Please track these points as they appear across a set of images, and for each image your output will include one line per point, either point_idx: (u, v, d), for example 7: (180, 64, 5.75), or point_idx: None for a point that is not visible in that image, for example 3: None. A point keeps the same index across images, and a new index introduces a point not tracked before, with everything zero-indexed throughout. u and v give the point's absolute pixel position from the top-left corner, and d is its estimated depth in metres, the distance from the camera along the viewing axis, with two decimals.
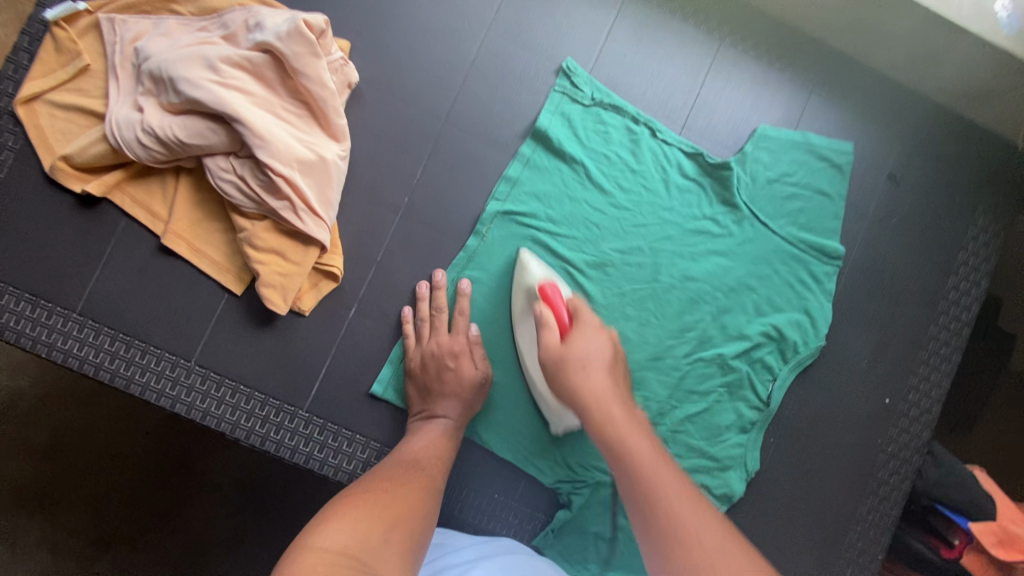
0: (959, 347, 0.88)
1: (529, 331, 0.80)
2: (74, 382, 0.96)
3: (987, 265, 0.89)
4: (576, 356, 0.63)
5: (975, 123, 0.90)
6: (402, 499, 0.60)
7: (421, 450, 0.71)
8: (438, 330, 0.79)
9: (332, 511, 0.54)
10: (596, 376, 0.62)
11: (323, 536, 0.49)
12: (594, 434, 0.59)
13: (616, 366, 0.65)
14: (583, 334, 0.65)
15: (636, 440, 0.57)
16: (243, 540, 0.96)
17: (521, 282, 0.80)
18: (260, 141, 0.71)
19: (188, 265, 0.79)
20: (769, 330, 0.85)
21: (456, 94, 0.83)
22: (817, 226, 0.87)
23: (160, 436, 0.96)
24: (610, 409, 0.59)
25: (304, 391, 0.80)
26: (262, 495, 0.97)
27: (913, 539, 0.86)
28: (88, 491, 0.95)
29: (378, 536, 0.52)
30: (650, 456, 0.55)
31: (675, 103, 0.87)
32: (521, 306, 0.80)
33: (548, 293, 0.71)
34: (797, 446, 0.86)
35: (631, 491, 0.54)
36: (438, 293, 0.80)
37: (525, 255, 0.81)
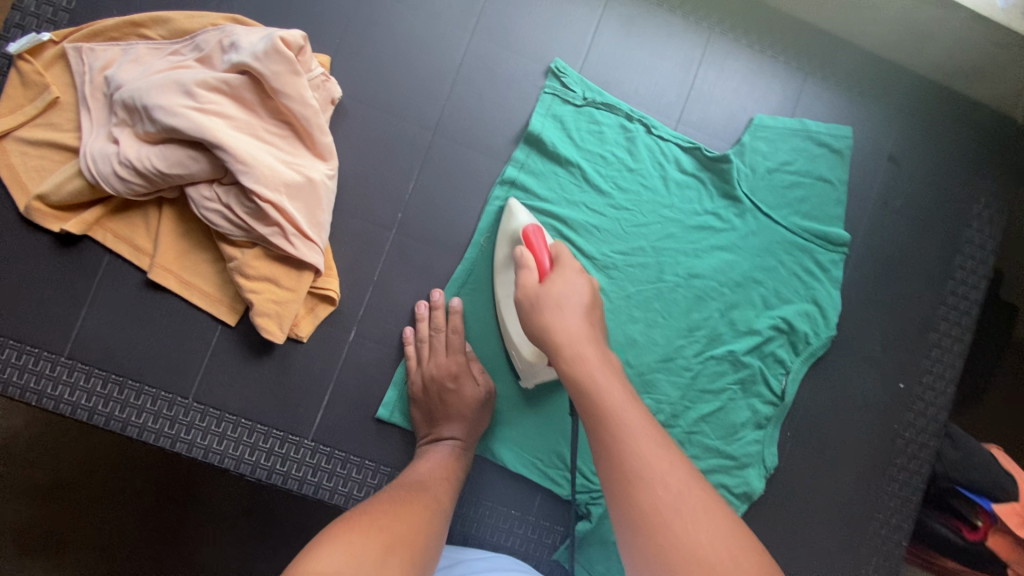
0: (970, 326, 0.87)
1: (510, 281, 0.77)
2: (71, 426, 0.93)
3: (993, 241, 0.88)
4: (552, 297, 0.63)
5: (974, 99, 0.88)
6: (404, 523, 0.58)
7: (427, 472, 0.69)
8: (436, 353, 0.76)
9: (332, 533, 0.53)
10: (571, 317, 0.61)
11: (321, 560, 0.49)
12: (562, 369, 0.59)
13: (595, 309, 0.64)
14: (562, 276, 0.65)
15: (610, 383, 0.56)
16: (254, 567, 0.94)
17: (506, 229, 0.77)
18: (243, 167, 0.68)
19: (178, 299, 0.76)
20: (779, 323, 0.83)
21: (443, 103, 0.80)
22: (820, 213, 0.85)
23: (163, 476, 0.94)
24: (580, 347, 0.59)
25: (308, 421, 0.77)
26: (273, 527, 0.94)
27: (934, 522, 0.85)
28: (92, 538, 0.92)
29: (377, 560, 0.51)
30: (621, 402, 0.55)
31: (669, 97, 0.85)
32: (502, 254, 0.77)
33: (530, 237, 0.71)
34: (814, 438, 0.84)
35: (599, 435, 0.53)
36: (437, 312, 0.78)
37: (514, 204, 0.78)
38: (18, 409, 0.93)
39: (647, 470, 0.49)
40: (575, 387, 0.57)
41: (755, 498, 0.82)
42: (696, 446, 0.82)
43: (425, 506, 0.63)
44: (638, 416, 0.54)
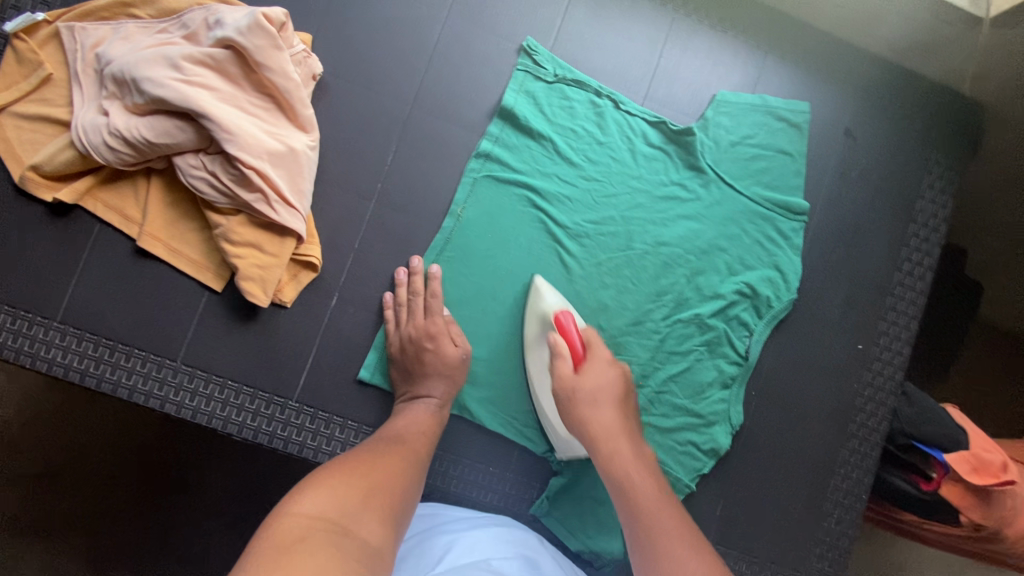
0: (924, 291, 0.92)
1: (543, 359, 0.82)
2: (62, 405, 0.96)
3: (945, 210, 0.93)
4: (587, 392, 0.74)
5: (922, 75, 0.94)
6: (383, 469, 0.62)
7: (405, 426, 0.72)
8: (414, 316, 0.80)
9: (315, 479, 0.57)
10: (604, 412, 0.74)
11: (303, 503, 0.53)
12: (601, 463, 0.72)
13: (623, 397, 0.77)
14: (594, 368, 0.76)
15: (644, 481, 0.69)
16: (244, 536, 0.97)
17: (536, 308, 0.82)
18: (228, 135, 0.71)
19: (167, 267, 0.79)
20: (742, 288, 0.88)
21: (420, 80, 0.84)
22: (781, 184, 0.90)
23: (152, 453, 0.97)
24: (616, 443, 0.72)
25: (292, 382, 0.81)
26: (261, 502, 0.98)
27: (893, 476, 0.90)
28: (84, 515, 0.95)
29: (356, 503, 0.55)
30: (656, 503, 0.67)
31: (636, 74, 0.89)
32: (534, 333, 0.82)
33: (562, 321, 0.78)
34: (777, 397, 0.89)
35: (631, 517, 0.67)
36: (415, 278, 0.81)
37: (539, 281, 0.83)
38: (11, 390, 0.96)
39: (663, 533, 0.64)
40: (615, 482, 0.70)
41: (722, 453, 0.86)
42: (665, 405, 0.86)
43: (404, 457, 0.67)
44: (671, 514, 0.67)
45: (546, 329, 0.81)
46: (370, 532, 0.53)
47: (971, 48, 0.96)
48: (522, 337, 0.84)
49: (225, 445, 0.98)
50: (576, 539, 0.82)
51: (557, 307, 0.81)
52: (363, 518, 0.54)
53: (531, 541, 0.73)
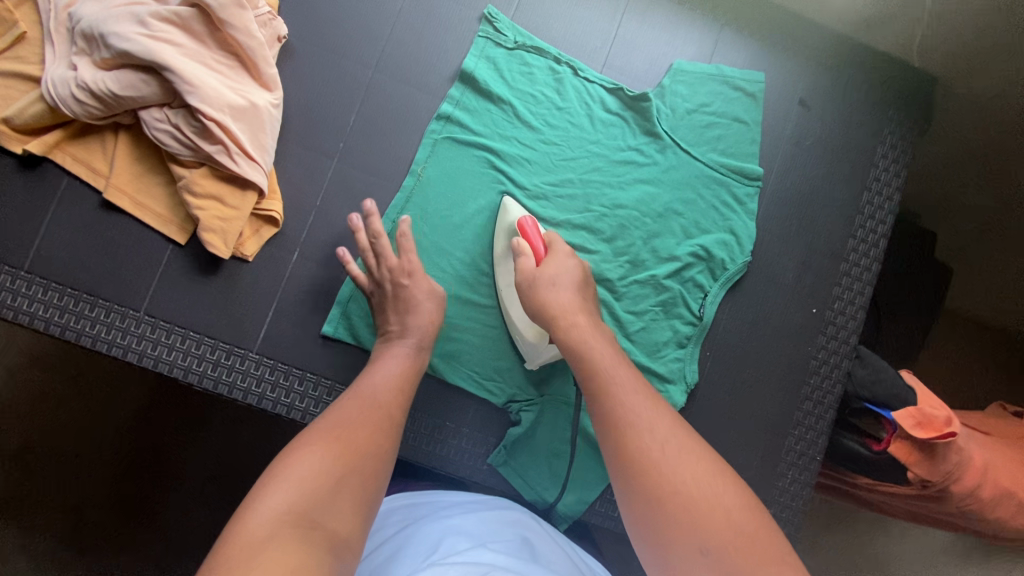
0: (878, 256, 0.94)
1: (510, 270, 0.83)
2: (48, 386, 1.04)
3: (898, 179, 0.95)
4: (547, 277, 0.74)
5: (873, 47, 0.97)
6: (357, 441, 0.60)
7: (380, 385, 0.69)
8: (384, 257, 0.79)
9: (283, 466, 0.55)
10: (564, 293, 0.73)
11: (271, 498, 0.51)
12: (562, 341, 0.70)
13: (584, 287, 0.76)
14: (555, 260, 0.77)
15: (607, 354, 0.68)
16: (216, 517, 1.03)
17: (502, 224, 0.84)
18: (190, 88, 0.74)
19: (132, 220, 0.81)
20: (697, 251, 0.90)
21: (384, 44, 0.87)
22: (736, 150, 0.92)
23: (132, 435, 1.04)
24: (576, 318, 0.71)
25: (253, 334, 0.83)
26: (236, 484, 1.04)
27: (846, 439, 0.91)
28: (66, 492, 1.01)
29: (327, 490, 0.53)
30: (614, 367, 0.66)
31: (595, 43, 0.92)
32: (501, 246, 0.84)
33: (525, 227, 0.80)
34: (731, 358, 0.90)
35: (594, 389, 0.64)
36: (372, 219, 0.79)
37: (508, 202, 0.85)
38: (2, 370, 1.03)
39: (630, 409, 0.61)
40: (574, 353, 0.69)
41: (677, 411, 0.87)
42: None
43: (377, 419, 0.64)
44: (629, 378, 0.64)
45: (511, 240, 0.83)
46: (342, 524, 0.52)
47: (918, 22, 1.00)
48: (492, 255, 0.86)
49: (207, 430, 1.05)
50: (534, 492, 0.83)
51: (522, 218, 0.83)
52: (335, 509, 0.52)
53: (527, 520, 0.71)
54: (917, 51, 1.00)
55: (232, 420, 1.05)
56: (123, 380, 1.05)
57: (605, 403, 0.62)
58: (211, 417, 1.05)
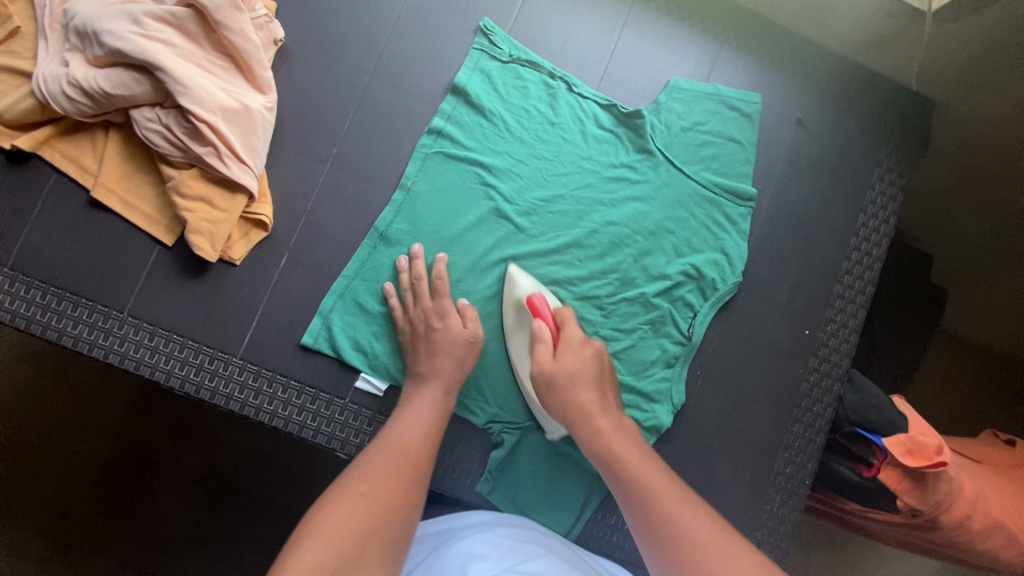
0: (872, 280, 0.93)
1: (523, 340, 0.83)
2: (35, 381, 1.02)
3: (894, 203, 0.95)
4: (567, 373, 0.74)
5: (873, 70, 0.97)
6: (387, 495, 0.62)
7: (410, 429, 0.71)
8: (420, 298, 0.81)
9: (311, 526, 0.56)
10: (583, 390, 0.73)
11: (300, 560, 0.52)
12: (587, 445, 0.71)
13: (601, 376, 0.76)
14: (569, 347, 0.76)
15: (628, 451, 0.68)
16: (202, 521, 1.02)
17: (510, 295, 0.84)
18: (182, 88, 0.73)
19: (120, 219, 0.80)
20: (687, 269, 0.89)
21: (380, 51, 0.87)
22: (730, 170, 0.92)
23: (119, 434, 1.02)
24: (598, 421, 0.71)
25: (237, 339, 0.81)
26: (222, 487, 1.03)
27: (837, 464, 0.90)
28: (50, 489, 1.00)
29: (353, 550, 0.54)
30: (642, 468, 0.66)
31: (592, 58, 0.92)
32: (512, 319, 0.83)
33: (535, 302, 0.79)
34: (721, 379, 0.90)
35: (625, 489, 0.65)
36: (416, 263, 0.83)
37: (513, 269, 0.85)
38: None
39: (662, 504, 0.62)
40: (601, 458, 0.69)
41: (663, 431, 0.86)
42: None
43: (404, 470, 0.66)
44: (661, 480, 0.65)
45: (521, 312, 0.83)
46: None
47: (917, 44, 1.00)
48: (501, 324, 0.85)
49: (195, 431, 1.03)
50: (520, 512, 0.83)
51: (529, 290, 0.83)
52: (360, 569, 0.53)
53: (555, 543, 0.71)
54: (915, 75, 0.99)
55: (224, 423, 1.04)
56: (114, 378, 1.03)
57: (641, 507, 0.62)
58: (200, 419, 1.04)
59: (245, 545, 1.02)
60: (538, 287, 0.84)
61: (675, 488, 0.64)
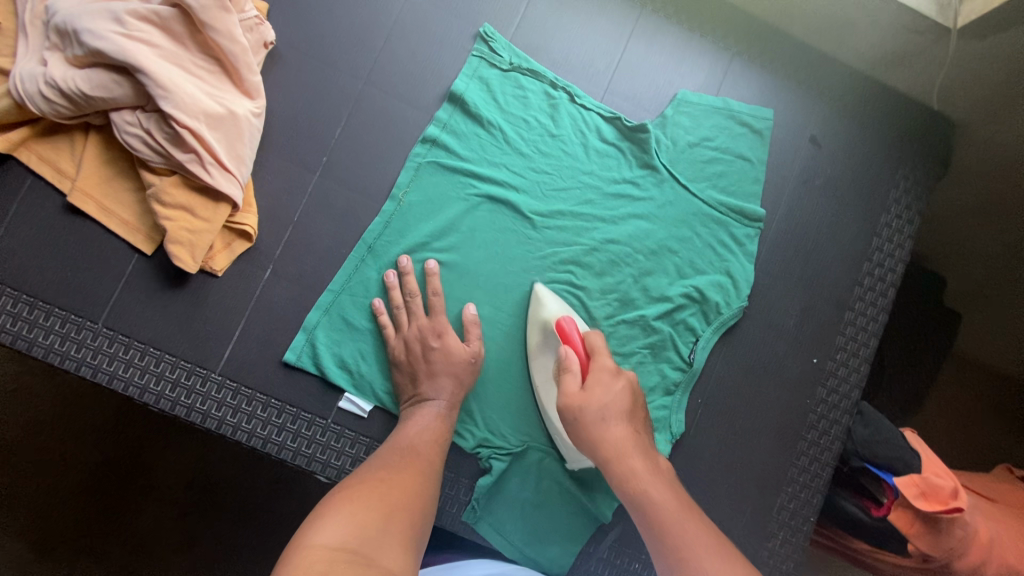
0: (885, 308, 0.89)
1: (546, 365, 0.79)
2: (18, 381, 0.98)
3: (911, 226, 0.90)
4: (595, 410, 0.67)
5: (892, 88, 0.92)
6: (399, 489, 0.61)
7: (418, 435, 0.71)
8: (416, 316, 0.79)
9: (330, 507, 0.56)
10: (615, 428, 0.67)
11: (322, 534, 0.51)
12: (618, 483, 0.66)
13: (636, 409, 0.69)
14: (600, 380, 0.68)
15: (662, 494, 0.64)
16: (190, 529, 0.98)
17: (537, 316, 0.79)
18: (164, 92, 0.70)
19: (97, 225, 0.77)
20: (690, 292, 0.85)
21: (376, 56, 0.83)
22: (738, 190, 0.88)
23: (107, 434, 0.99)
24: (628, 459, 0.66)
25: (216, 355, 0.78)
26: (211, 496, 0.99)
27: (844, 501, 0.86)
28: (32, 491, 0.97)
29: (375, 528, 0.54)
30: (677, 513, 0.62)
31: (597, 69, 0.88)
32: (538, 341, 0.79)
33: (564, 327, 0.73)
34: (722, 407, 0.86)
35: (654, 533, 0.61)
36: (407, 279, 0.79)
37: (539, 288, 0.81)
38: None
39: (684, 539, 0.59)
40: (631, 499, 0.64)
41: None
42: None
43: (415, 468, 0.66)
44: (691, 518, 0.62)
45: (547, 336, 0.78)
46: (393, 559, 0.51)
47: (940, 60, 0.95)
48: (526, 344, 0.81)
49: (186, 438, 1.00)
50: (510, 546, 0.78)
51: (557, 314, 0.78)
52: (383, 546, 0.52)
53: None
54: (937, 92, 0.95)
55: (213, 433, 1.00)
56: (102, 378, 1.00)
57: (671, 556, 0.59)
58: (190, 427, 1.00)
59: (231, 559, 0.98)
60: (567, 311, 0.79)
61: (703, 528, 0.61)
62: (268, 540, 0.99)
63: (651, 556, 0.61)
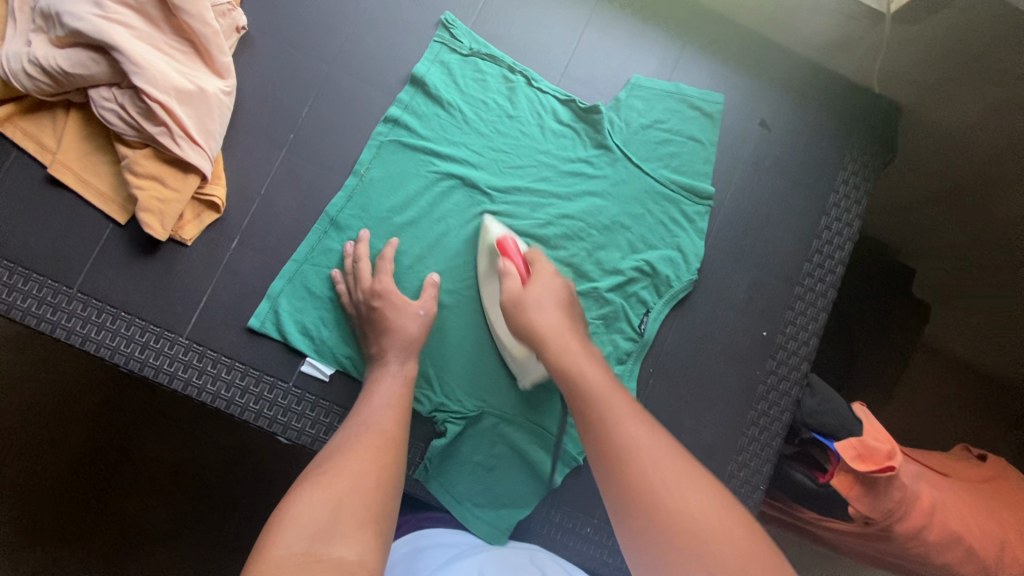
0: (834, 283, 0.92)
1: (495, 291, 0.83)
2: (7, 362, 1.02)
3: (858, 207, 0.94)
4: (532, 300, 0.73)
5: (835, 72, 0.96)
6: (357, 472, 0.60)
7: (378, 410, 0.70)
8: (361, 279, 0.81)
9: (286, 507, 0.55)
10: (549, 314, 0.72)
11: (279, 544, 0.51)
12: (552, 366, 0.68)
13: (569, 307, 0.75)
14: (539, 281, 0.75)
15: (592, 370, 0.66)
16: (170, 511, 1.01)
17: (485, 241, 0.84)
18: (136, 69, 0.75)
19: (75, 196, 0.82)
20: (642, 266, 0.88)
21: (342, 41, 0.89)
22: (689, 169, 0.92)
23: (93, 422, 1.02)
24: (564, 338, 0.70)
25: (183, 318, 0.82)
26: (192, 478, 1.02)
27: (793, 470, 0.87)
28: (22, 476, 1.00)
29: (329, 525, 0.53)
30: (605, 385, 0.65)
31: (553, 55, 0.93)
32: (486, 266, 0.84)
33: (506, 245, 0.79)
34: (674, 377, 0.88)
35: (586, 411, 0.63)
36: (358, 246, 0.83)
37: (489, 219, 0.85)
38: None
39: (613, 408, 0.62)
40: (564, 378, 0.66)
41: None
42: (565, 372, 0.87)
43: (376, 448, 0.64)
44: (619, 393, 0.64)
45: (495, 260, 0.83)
46: (352, 553, 0.52)
47: (879, 43, 0.99)
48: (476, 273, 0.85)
49: (168, 424, 1.03)
50: (462, 508, 0.81)
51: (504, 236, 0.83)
52: (342, 543, 0.52)
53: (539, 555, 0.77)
54: (879, 76, 0.99)
55: (192, 414, 1.03)
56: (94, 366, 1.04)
57: (599, 425, 0.61)
58: (170, 411, 1.03)
59: (206, 537, 1.01)
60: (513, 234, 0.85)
61: (633, 405, 0.63)
62: (245, 512, 1.02)
63: (581, 434, 0.62)
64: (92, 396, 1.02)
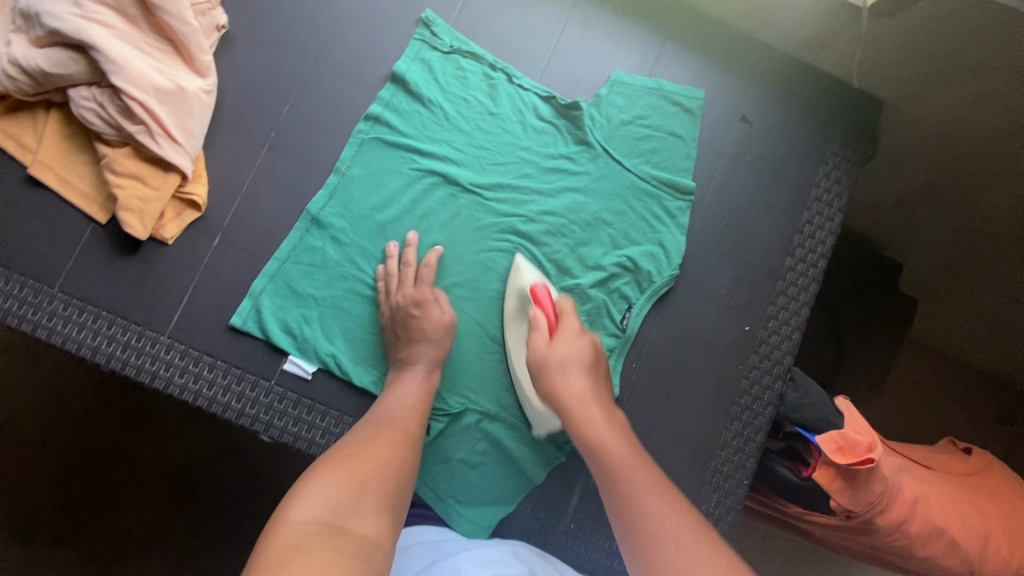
0: (817, 278, 0.92)
1: (522, 335, 0.84)
2: None
3: (839, 202, 0.94)
4: (557, 360, 0.73)
5: (813, 68, 0.97)
6: (377, 455, 0.62)
7: (399, 405, 0.71)
8: (405, 284, 0.81)
9: (309, 478, 0.57)
10: (574, 378, 0.72)
11: (300, 510, 0.53)
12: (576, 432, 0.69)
13: (595, 366, 0.75)
14: (564, 337, 0.75)
15: (614, 439, 0.67)
16: (158, 514, 1.01)
17: (515, 284, 0.85)
18: (114, 67, 0.75)
19: (56, 195, 0.82)
20: (624, 261, 0.89)
21: (323, 39, 0.89)
22: (669, 164, 0.92)
23: (78, 424, 1.01)
24: (589, 408, 0.70)
25: (164, 317, 0.82)
26: (179, 480, 1.01)
27: (777, 464, 0.87)
28: (7, 480, 1.00)
29: (350, 498, 0.55)
30: (631, 459, 0.65)
31: (534, 51, 0.93)
32: (514, 308, 0.84)
33: (538, 293, 0.79)
34: (656, 372, 0.88)
35: (610, 484, 0.63)
36: (409, 250, 0.84)
37: (519, 259, 0.86)
38: None
39: (636, 482, 0.62)
40: (588, 448, 0.67)
41: None
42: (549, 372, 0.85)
43: (397, 438, 0.66)
44: (642, 466, 0.65)
45: (523, 304, 0.83)
46: (369, 527, 0.54)
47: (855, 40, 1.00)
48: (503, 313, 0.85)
49: (154, 426, 1.02)
50: (442, 504, 0.81)
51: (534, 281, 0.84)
52: (360, 515, 0.54)
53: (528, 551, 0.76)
54: (856, 73, 1.00)
55: (176, 415, 1.03)
56: (82, 370, 1.03)
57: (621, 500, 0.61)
58: (155, 412, 1.02)
59: (193, 538, 1.01)
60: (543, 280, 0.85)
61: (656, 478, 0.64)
62: (231, 514, 1.01)
63: (606, 507, 0.63)
64: (79, 401, 1.02)
